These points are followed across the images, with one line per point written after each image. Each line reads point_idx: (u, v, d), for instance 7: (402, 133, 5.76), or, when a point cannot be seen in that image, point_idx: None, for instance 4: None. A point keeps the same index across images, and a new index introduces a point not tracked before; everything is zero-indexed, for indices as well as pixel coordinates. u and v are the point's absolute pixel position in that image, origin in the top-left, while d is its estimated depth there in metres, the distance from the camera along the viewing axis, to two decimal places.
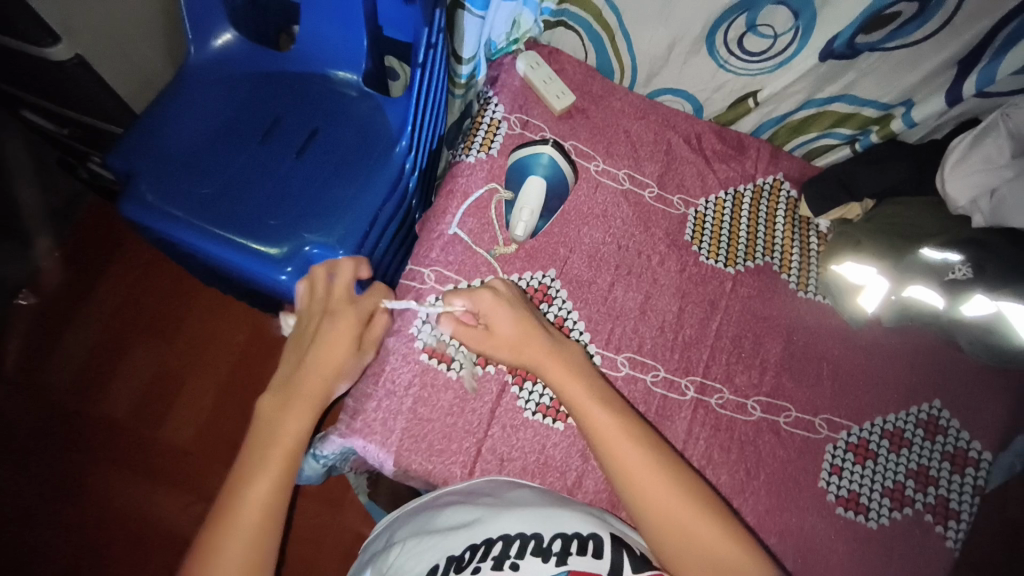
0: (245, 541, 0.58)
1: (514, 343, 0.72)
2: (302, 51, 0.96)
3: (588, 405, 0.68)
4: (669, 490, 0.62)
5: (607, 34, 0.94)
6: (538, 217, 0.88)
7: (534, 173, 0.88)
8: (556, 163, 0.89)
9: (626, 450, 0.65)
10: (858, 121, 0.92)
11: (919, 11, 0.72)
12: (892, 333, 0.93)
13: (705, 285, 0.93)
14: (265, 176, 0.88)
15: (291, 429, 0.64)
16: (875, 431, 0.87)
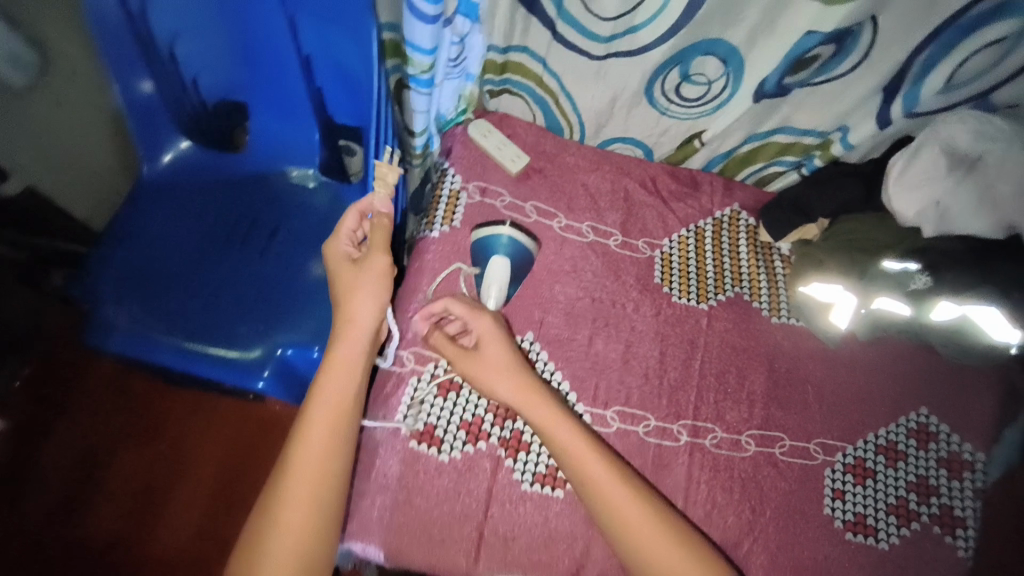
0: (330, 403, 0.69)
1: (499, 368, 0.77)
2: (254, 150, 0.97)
3: (575, 447, 0.72)
4: (651, 527, 0.68)
5: (550, 96, 0.96)
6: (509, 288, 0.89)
7: (497, 255, 0.88)
8: (517, 239, 0.89)
9: (607, 483, 0.70)
10: (801, 149, 0.95)
11: (836, 50, 0.76)
12: (868, 346, 0.95)
13: (682, 325, 0.94)
14: (232, 280, 0.88)
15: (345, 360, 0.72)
16: (869, 448, 0.87)
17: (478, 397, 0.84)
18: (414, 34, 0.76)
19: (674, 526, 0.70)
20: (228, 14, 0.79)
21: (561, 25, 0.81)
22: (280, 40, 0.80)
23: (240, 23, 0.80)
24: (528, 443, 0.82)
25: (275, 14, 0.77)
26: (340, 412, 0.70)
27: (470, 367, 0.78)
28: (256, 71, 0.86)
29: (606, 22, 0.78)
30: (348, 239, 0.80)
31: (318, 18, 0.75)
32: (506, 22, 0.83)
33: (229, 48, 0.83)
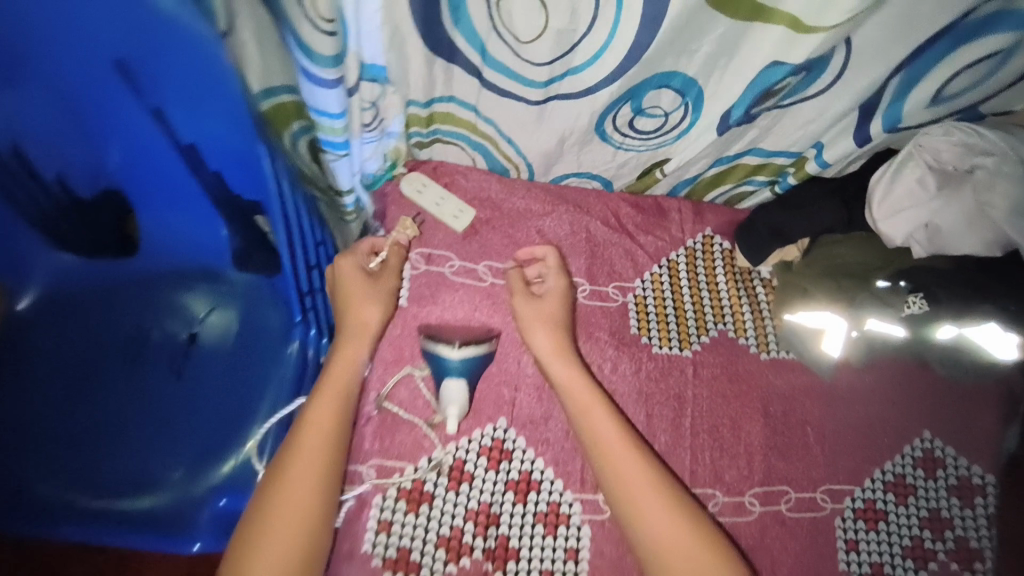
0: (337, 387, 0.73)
1: (540, 320, 0.81)
2: (146, 258, 0.81)
3: (593, 410, 0.76)
4: (647, 490, 0.71)
5: (489, 142, 0.84)
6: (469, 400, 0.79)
7: (450, 382, 0.77)
8: (468, 358, 0.78)
9: (617, 449, 0.73)
10: (773, 168, 0.86)
11: (806, 74, 0.66)
12: (864, 371, 0.88)
13: (666, 379, 0.86)
14: (148, 415, 0.76)
15: (345, 370, 0.74)
16: (878, 486, 0.82)
17: (454, 504, 0.75)
18: (317, 101, 0.64)
19: (668, 488, 0.72)
20: (74, 116, 0.63)
21: (488, 73, 0.69)
22: (151, 135, 0.66)
23: (92, 125, 0.64)
24: (517, 549, 0.75)
25: (135, 109, 0.63)
26: (336, 423, 0.70)
27: (519, 307, 0.83)
28: (128, 173, 0.71)
29: (540, 66, 0.66)
30: (364, 256, 0.82)
31: (189, 107, 0.62)
32: (426, 77, 0.70)
33: (85, 150, 0.67)
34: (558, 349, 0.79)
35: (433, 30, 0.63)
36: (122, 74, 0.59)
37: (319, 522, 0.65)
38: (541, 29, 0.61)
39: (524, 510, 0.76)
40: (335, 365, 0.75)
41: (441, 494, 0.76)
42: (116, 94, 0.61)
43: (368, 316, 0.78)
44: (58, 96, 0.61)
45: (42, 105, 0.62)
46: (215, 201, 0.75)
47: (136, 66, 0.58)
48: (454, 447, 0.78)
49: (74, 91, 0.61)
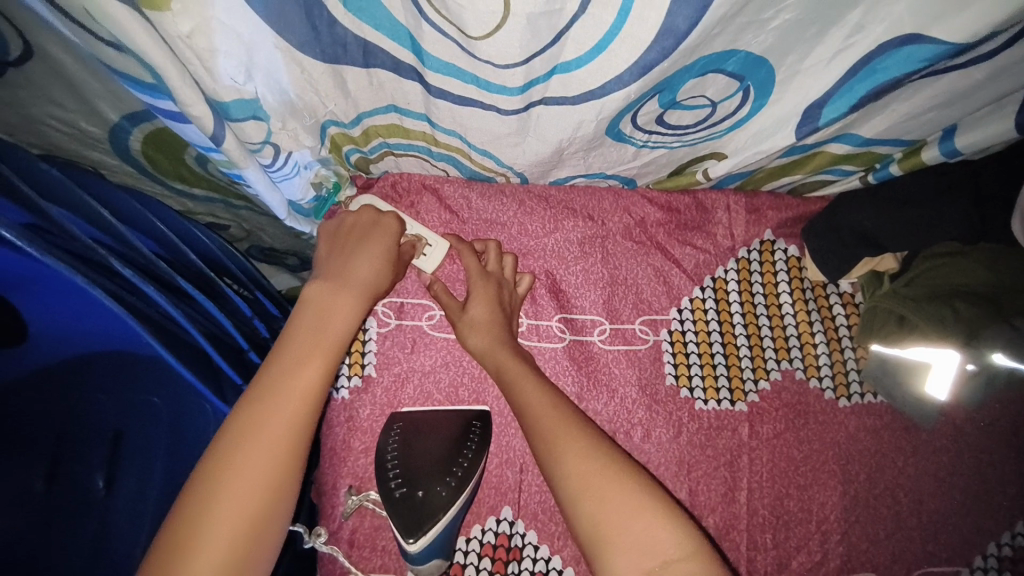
0: (323, 330, 0.54)
1: (486, 338, 0.62)
2: (37, 350, 0.62)
3: (543, 412, 0.54)
4: (603, 476, 0.48)
5: (459, 154, 0.61)
6: (446, 553, 0.59)
7: (420, 566, 0.57)
8: (437, 535, 0.56)
9: (576, 452, 0.50)
10: (867, 156, 0.60)
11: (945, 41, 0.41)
12: (977, 412, 0.67)
13: (715, 443, 0.67)
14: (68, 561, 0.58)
15: (338, 332, 0.55)
16: (991, 564, 0.65)
17: None
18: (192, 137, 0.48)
19: (658, 507, 0.47)
20: None
21: (433, 78, 0.44)
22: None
23: None
24: None
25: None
26: (319, 396, 0.51)
27: (459, 327, 0.64)
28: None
29: (512, 68, 0.41)
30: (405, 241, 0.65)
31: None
32: (336, 89, 0.46)
33: None
34: (513, 352, 0.60)
35: (330, 30, 0.39)
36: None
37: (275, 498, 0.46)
38: (502, 18, 0.36)
39: None
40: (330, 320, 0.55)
41: None
42: None
43: (374, 274, 0.59)
44: None
45: None
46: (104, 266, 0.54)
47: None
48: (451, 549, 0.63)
49: None
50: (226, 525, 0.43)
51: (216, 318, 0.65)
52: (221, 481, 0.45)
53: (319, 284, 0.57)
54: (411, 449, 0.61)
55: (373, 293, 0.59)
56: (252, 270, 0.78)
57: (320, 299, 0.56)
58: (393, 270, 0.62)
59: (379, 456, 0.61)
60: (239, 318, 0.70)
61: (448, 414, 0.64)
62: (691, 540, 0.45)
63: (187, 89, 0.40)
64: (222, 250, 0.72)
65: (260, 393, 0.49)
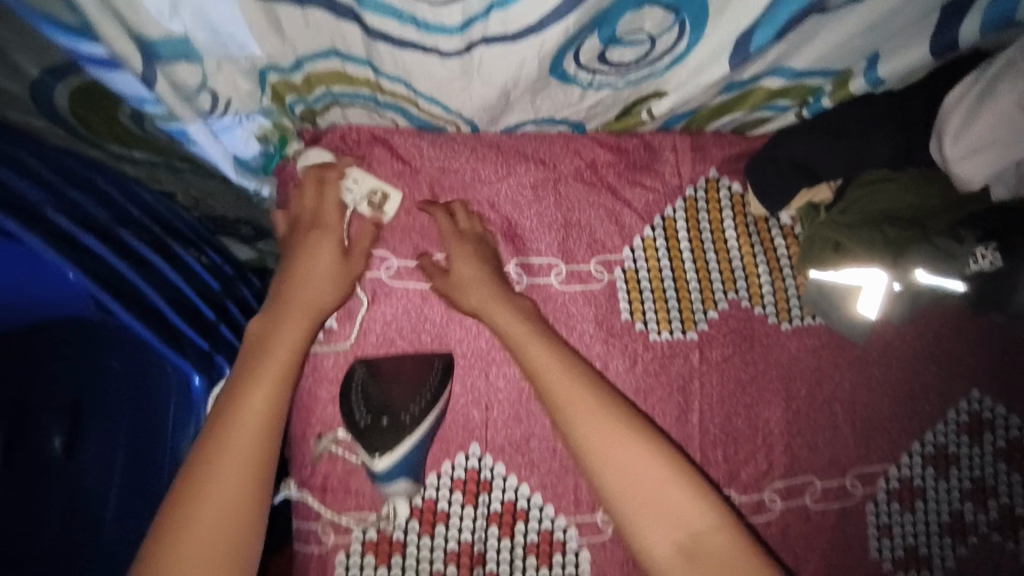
0: (276, 358, 0.57)
1: (480, 300, 0.65)
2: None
3: (552, 372, 0.61)
4: (612, 430, 0.58)
5: (405, 101, 0.61)
6: (413, 475, 0.65)
7: (386, 487, 0.64)
8: (400, 458, 0.63)
9: (585, 407, 0.59)
10: (801, 90, 0.63)
11: None
12: (905, 326, 0.73)
13: (668, 370, 0.71)
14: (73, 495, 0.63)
15: (279, 373, 0.57)
16: (916, 461, 0.71)
17: (431, 549, 0.66)
18: (119, 85, 0.47)
19: (654, 444, 0.59)
20: None
21: (371, 18, 0.44)
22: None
23: None
24: None
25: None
26: (273, 415, 0.55)
27: (449, 293, 0.67)
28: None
29: (449, 5, 0.42)
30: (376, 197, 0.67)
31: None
32: (273, 31, 0.46)
33: None
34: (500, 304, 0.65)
35: None
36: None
37: (250, 511, 0.51)
38: None
39: (513, 543, 0.68)
40: (262, 368, 0.56)
41: (413, 541, 0.66)
42: None
43: (318, 294, 0.62)
44: None
45: None
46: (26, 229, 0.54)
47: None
48: (422, 486, 0.67)
49: None
50: (205, 550, 0.48)
51: (175, 285, 0.64)
52: (189, 513, 0.49)
53: (269, 319, 0.60)
54: (375, 388, 0.65)
55: (321, 308, 0.62)
56: (190, 223, 0.72)
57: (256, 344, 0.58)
58: (346, 287, 0.63)
59: (345, 399, 0.65)
60: (196, 280, 0.68)
61: (410, 356, 0.67)
62: (671, 452, 0.59)
63: (107, 22, 0.40)
64: (164, 205, 0.70)
65: (217, 429, 0.53)
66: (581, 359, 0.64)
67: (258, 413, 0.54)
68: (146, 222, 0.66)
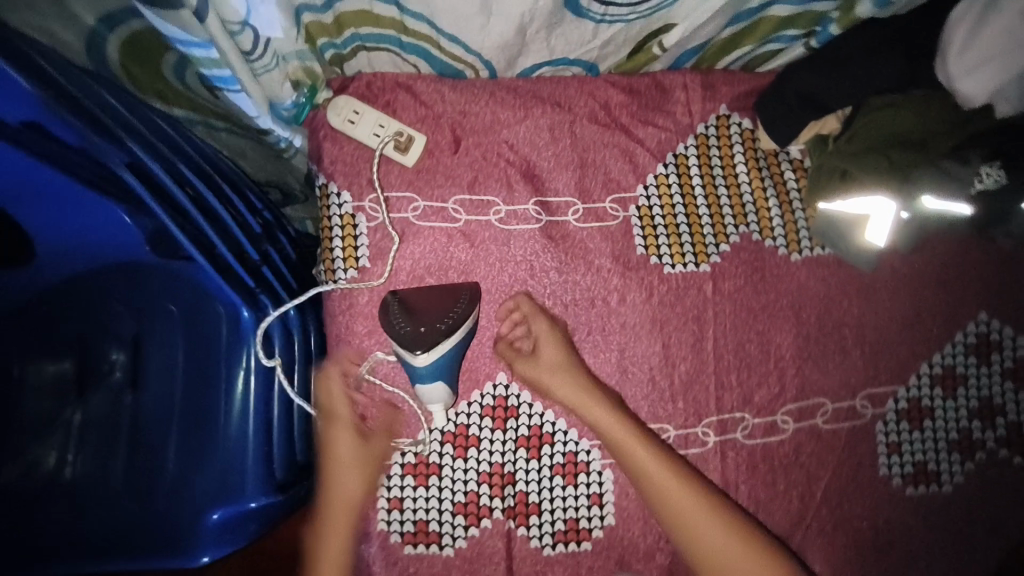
0: (346, 510, 0.68)
1: (580, 401, 0.67)
2: (53, 268, 0.67)
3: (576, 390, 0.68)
4: (635, 440, 0.66)
5: (428, 43, 0.64)
6: (447, 384, 0.68)
7: (425, 388, 0.67)
8: (438, 359, 0.66)
9: (607, 419, 0.67)
10: (808, 19, 0.66)
11: None
12: (912, 255, 0.75)
13: (683, 301, 0.74)
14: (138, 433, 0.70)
15: (338, 553, 0.66)
16: (925, 382, 0.74)
17: (465, 470, 0.72)
18: (170, 27, 0.50)
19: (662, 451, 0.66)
20: None
21: None
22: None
23: None
24: (537, 504, 0.72)
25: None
26: (350, 532, 0.67)
27: (536, 382, 0.69)
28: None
29: None
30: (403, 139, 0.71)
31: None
32: None
33: None
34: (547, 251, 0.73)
35: None
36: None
37: None
38: None
39: (540, 464, 0.72)
40: (322, 553, 0.66)
41: (449, 463, 0.71)
42: None
43: (354, 462, 0.69)
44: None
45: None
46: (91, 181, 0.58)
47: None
48: (454, 413, 0.72)
49: None
50: None
51: (223, 224, 0.66)
52: None
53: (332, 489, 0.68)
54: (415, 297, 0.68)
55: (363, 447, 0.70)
56: (234, 172, 0.72)
57: (313, 539, 0.67)
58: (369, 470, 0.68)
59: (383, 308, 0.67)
60: (241, 222, 0.69)
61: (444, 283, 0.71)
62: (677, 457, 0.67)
63: None
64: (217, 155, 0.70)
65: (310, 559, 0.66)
66: (619, 432, 0.66)
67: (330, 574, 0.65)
68: (199, 167, 0.65)
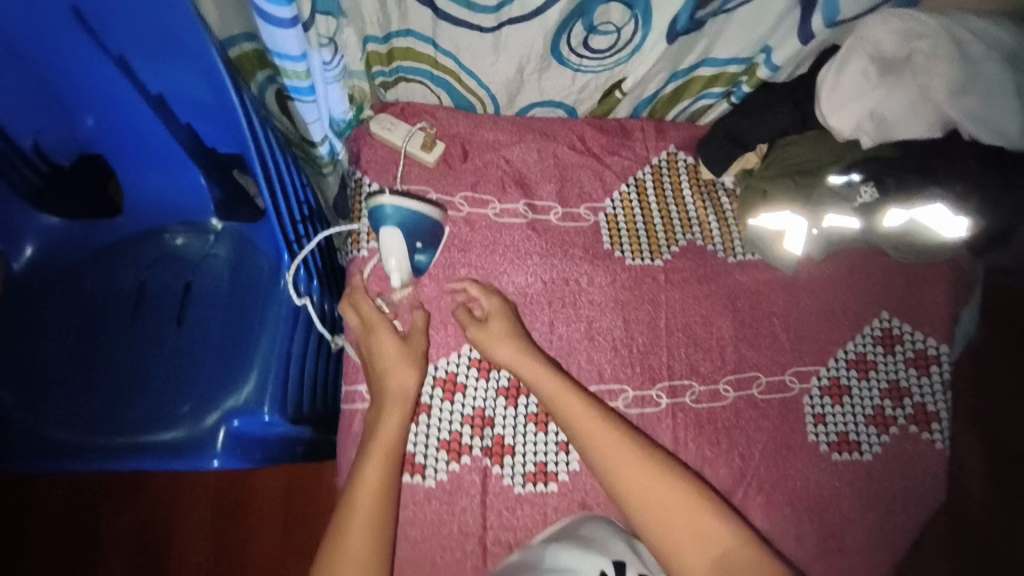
0: (397, 412, 0.75)
1: (518, 357, 0.79)
2: (135, 220, 0.87)
3: (499, 339, 0.80)
4: (555, 384, 0.78)
5: (451, 76, 0.89)
6: (402, 240, 0.80)
7: (383, 227, 0.80)
8: (401, 207, 0.79)
9: (532, 365, 0.79)
10: (726, 79, 0.91)
11: None
12: (824, 263, 0.94)
13: (639, 286, 0.91)
14: (173, 358, 0.81)
15: (394, 432, 0.74)
16: (841, 364, 0.88)
17: (451, 412, 0.82)
18: (278, 44, 0.70)
19: (584, 398, 0.77)
20: (84, 89, 0.72)
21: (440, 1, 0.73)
22: (108, 71, 0.70)
23: (91, 91, 0.72)
24: (511, 446, 0.82)
25: (93, 49, 0.67)
26: (396, 439, 0.73)
27: (473, 331, 0.82)
28: (102, 137, 0.77)
29: None
30: (426, 145, 0.92)
31: (147, 51, 0.67)
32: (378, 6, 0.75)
33: (91, 101, 0.73)
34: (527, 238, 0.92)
35: None
36: (79, 21, 0.64)
37: (383, 512, 0.69)
38: None
39: (516, 411, 0.83)
40: (382, 428, 0.74)
41: (437, 404, 0.83)
42: (107, 75, 0.70)
43: (404, 374, 0.77)
44: (81, 85, 0.71)
45: (78, 80, 0.71)
46: (192, 153, 0.81)
47: (90, 8, 0.63)
48: (446, 361, 0.84)
49: (87, 82, 0.71)
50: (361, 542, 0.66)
51: (286, 189, 0.84)
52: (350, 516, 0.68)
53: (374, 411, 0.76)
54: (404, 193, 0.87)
55: (413, 362, 0.79)
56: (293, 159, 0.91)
57: (375, 419, 0.75)
58: (418, 368, 0.79)
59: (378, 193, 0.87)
60: (296, 195, 0.87)
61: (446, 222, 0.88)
62: (595, 407, 0.76)
63: None
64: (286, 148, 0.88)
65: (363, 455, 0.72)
66: (547, 380, 0.78)
67: (380, 454, 0.72)
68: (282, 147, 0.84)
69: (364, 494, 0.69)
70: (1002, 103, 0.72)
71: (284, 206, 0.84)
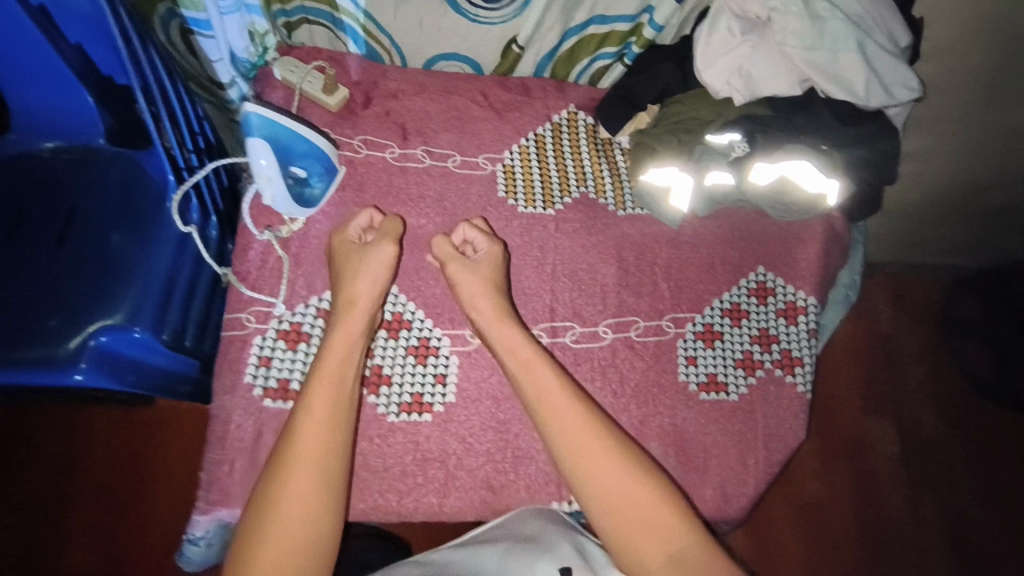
0: (355, 328, 0.75)
1: (493, 315, 0.79)
2: (24, 138, 0.87)
3: (476, 295, 0.80)
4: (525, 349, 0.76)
5: (352, 20, 0.93)
6: (269, 153, 0.82)
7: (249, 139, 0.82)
8: (262, 115, 0.81)
9: (503, 328, 0.78)
10: (617, 38, 0.96)
11: None
12: (708, 220, 0.98)
13: (529, 232, 0.94)
14: (47, 276, 0.79)
15: (347, 349, 0.73)
16: (716, 312, 0.93)
17: None
18: None
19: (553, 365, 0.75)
20: None
21: None
22: None
23: None
24: (388, 376, 0.83)
25: None
26: (349, 355, 0.73)
27: (457, 271, 0.82)
28: None
29: None
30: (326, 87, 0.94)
31: None
32: None
33: None
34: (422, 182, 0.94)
35: None
36: None
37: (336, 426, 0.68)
38: None
39: (396, 343, 0.85)
40: (337, 343, 0.73)
41: (317, 334, 0.84)
42: None
43: (367, 290, 0.77)
44: None
45: None
46: (82, 76, 0.80)
47: None
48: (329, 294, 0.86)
49: None
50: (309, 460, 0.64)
51: (176, 116, 0.86)
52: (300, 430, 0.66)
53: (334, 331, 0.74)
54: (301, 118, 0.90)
55: (377, 286, 0.78)
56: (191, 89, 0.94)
57: (328, 338, 0.74)
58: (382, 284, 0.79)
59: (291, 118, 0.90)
60: (188, 124, 0.90)
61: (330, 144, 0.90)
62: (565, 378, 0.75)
63: None
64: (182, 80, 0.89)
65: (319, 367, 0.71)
66: (518, 345, 0.76)
67: (324, 409, 0.68)
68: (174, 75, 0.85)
69: (313, 417, 0.67)
70: (846, 59, 0.79)
71: (173, 133, 0.86)
